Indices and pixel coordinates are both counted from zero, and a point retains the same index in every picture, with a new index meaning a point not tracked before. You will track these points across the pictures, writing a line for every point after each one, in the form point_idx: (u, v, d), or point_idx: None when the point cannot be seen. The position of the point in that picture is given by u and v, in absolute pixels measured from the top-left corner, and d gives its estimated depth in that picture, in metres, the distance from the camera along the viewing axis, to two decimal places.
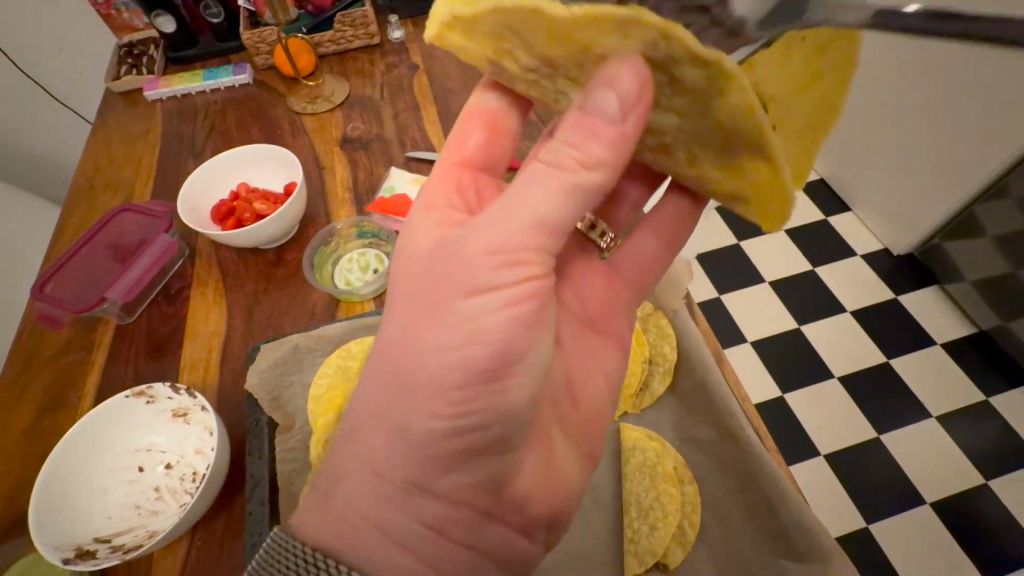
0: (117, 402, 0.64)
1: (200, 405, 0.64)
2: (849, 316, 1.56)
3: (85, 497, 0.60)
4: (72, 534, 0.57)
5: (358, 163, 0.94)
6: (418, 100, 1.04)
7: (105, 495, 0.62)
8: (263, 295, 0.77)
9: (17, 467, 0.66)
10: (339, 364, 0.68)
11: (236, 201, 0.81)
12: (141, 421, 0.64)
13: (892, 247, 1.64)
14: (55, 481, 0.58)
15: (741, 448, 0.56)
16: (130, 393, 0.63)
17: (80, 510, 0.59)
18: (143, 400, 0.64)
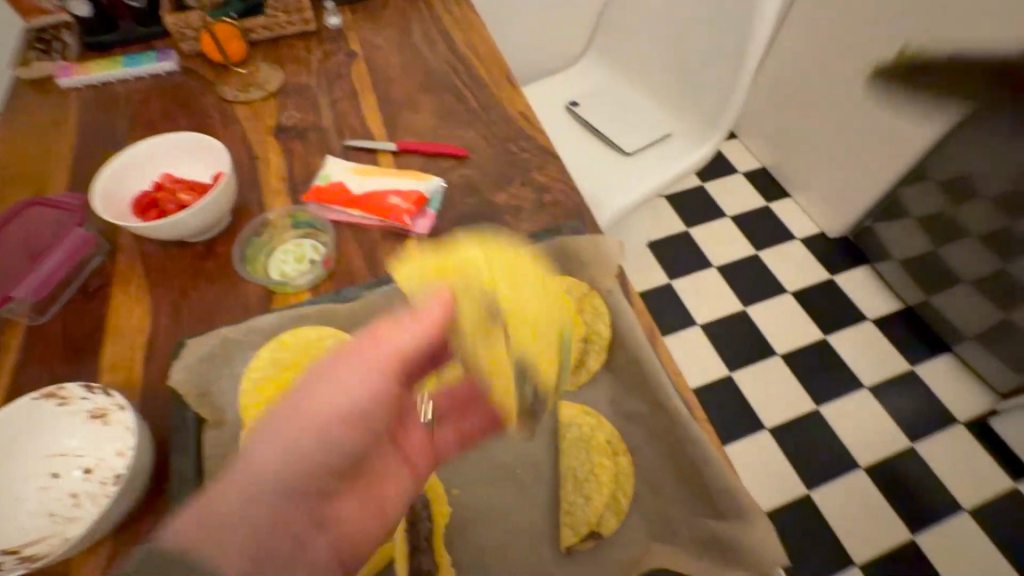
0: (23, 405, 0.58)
1: (118, 405, 0.59)
2: (790, 297, 1.64)
3: None
4: None
5: (294, 152, 0.92)
6: (357, 88, 1.03)
7: (19, 504, 0.56)
8: (194, 292, 0.75)
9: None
10: (273, 355, 0.64)
11: (159, 192, 0.76)
12: (56, 423, 0.59)
13: (826, 231, 1.74)
14: None
15: (671, 417, 0.59)
16: (38, 395, 0.58)
17: None
18: (54, 402, 0.59)
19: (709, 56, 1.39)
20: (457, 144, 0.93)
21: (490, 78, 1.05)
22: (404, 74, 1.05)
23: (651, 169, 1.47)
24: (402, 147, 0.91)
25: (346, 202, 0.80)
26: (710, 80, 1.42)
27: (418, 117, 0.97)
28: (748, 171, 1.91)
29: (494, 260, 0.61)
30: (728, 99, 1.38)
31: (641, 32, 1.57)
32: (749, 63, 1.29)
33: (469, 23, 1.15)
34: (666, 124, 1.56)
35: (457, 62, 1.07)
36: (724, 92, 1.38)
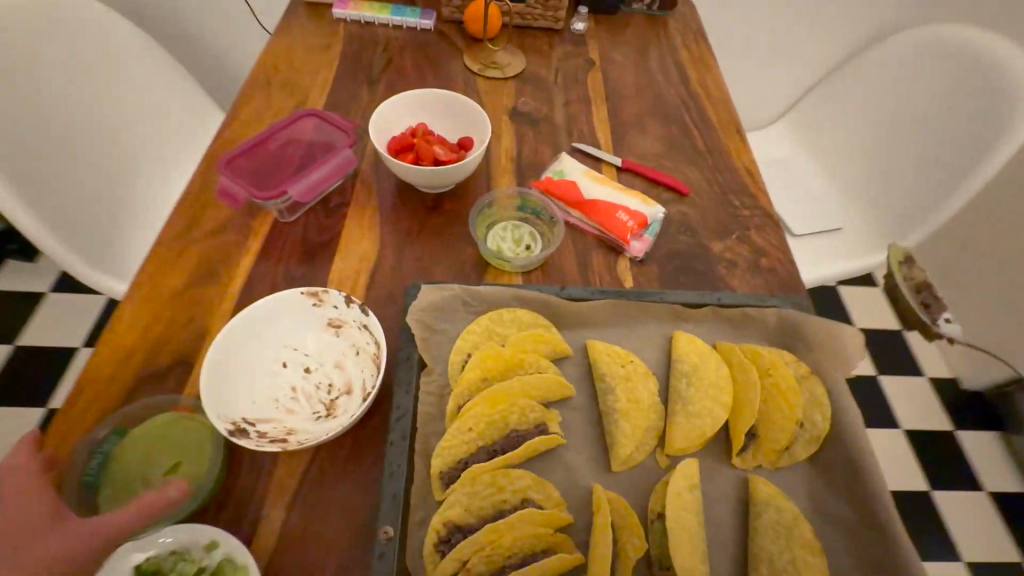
0: (289, 297, 0.65)
1: (359, 323, 0.65)
2: (902, 434, 1.51)
3: (239, 378, 0.60)
4: (221, 408, 0.56)
5: (524, 137, 0.95)
6: (589, 96, 1.04)
7: (254, 381, 0.61)
8: (416, 238, 0.78)
9: (143, 315, 0.66)
10: (488, 327, 0.65)
11: (415, 137, 0.81)
12: (303, 319, 0.65)
13: (961, 380, 1.60)
14: (225, 354, 0.59)
15: (885, 539, 0.55)
16: (306, 291, 0.64)
17: (232, 391, 0.58)
18: (312, 301, 0.65)
19: (924, 162, 1.16)
20: (679, 178, 0.92)
21: (719, 124, 1.03)
22: (635, 96, 1.06)
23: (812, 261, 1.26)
24: (628, 166, 0.91)
25: (572, 203, 0.82)
26: (912, 187, 1.17)
27: (644, 140, 0.98)
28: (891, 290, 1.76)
29: (696, 344, 0.66)
30: (924, 216, 1.12)
31: (840, 123, 1.39)
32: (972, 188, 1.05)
33: (706, 64, 1.14)
34: (838, 217, 1.31)
35: (690, 99, 1.06)
36: (929, 200, 1.12)
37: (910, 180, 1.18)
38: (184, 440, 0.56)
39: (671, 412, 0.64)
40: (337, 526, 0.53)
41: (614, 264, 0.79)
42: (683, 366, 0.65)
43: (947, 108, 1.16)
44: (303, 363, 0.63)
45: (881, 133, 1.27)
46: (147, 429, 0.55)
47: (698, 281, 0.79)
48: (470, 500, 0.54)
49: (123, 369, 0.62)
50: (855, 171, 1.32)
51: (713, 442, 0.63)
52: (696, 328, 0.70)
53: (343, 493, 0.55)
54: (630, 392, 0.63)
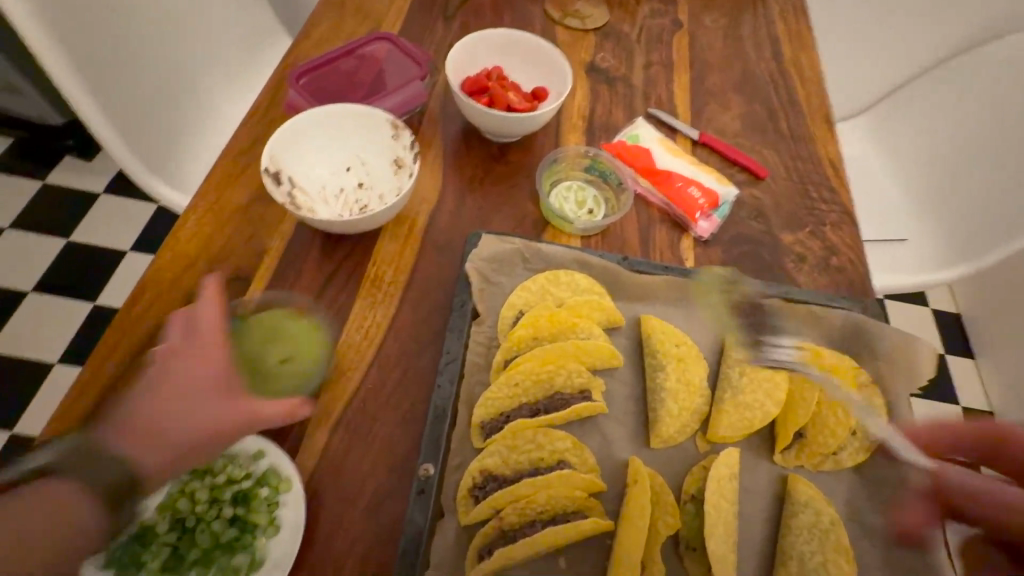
0: (377, 118, 0.69)
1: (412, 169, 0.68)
2: None
3: (311, 148, 0.69)
4: (282, 159, 0.66)
5: (599, 96, 0.90)
6: (672, 61, 0.98)
7: (321, 158, 0.69)
8: (478, 186, 0.76)
9: (207, 224, 0.67)
10: (544, 286, 0.64)
11: (490, 80, 0.78)
12: (376, 143, 0.70)
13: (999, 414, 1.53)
14: (312, 124, 0.68)
15: (924, 560, 0.53)
16: (390, 119, 0.68)
17: (302, 154, 0.68)
18: (390, 132, 0.69)
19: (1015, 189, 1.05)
20: (757, 160, 0.86)
21: (807, 108, 0.96)
22: (721, 66, 0.99)
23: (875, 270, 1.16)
24: (705, 140, 0.86)
25: (643, 171, 0.78)
26: (995, 212, 1.07)
27: (726, 115, 0.92)
28: (939, 310, 1.67)
29: None
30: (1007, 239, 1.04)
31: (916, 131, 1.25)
32: None
33: (802, 41, 1.05)
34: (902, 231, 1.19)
35: (779, 76, 0.99)
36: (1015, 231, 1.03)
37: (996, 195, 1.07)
38: (295, 335, 0.58)
39: (718, 398, 0.62)
40: (378, 458, 0.55)
41: (677, 241, 0.76)
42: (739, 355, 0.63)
43: None
44: (360, 178, 0.71)
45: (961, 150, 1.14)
46: (265, 318, 0.58)
47: (763, 271, 0.76)
48: (509, 453, 0.55)
49: (185, 274, 0.63)
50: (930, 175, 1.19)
51: (757, 436, 0.62)
52: (756, 319, 0.67)
53: (387, 427, 0.56)
54: (680, 376, 0.61)
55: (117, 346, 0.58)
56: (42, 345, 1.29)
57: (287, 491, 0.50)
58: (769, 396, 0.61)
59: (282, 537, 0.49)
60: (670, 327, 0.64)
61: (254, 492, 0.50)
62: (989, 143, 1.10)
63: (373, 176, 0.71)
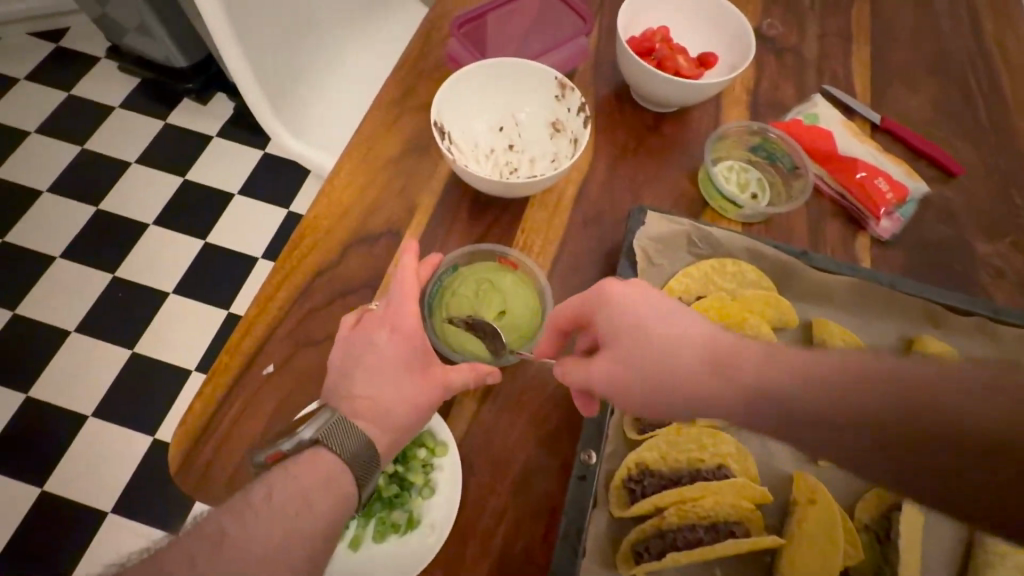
0: (545, 77, 0.65)
1: (575, 136, 0.65)
2: None
3: (472, 102, 0.66)
4: (445, 110, 0.64)
5: (766, 67, 0.81)
6: (850, 32, 0.86)
7: (479, 114, 0.67)
8: (631, 157, 0.71)
9: (359, 176, 0.65)
10: (709, 274, 0.59)
11: (659, 42, 0.71)
12: (538, 104, 0.67)
13: None
14: (478, 77, 0.65)
15: None
16: (559, 78, 0.64)
17: (462, 107, 0.66)
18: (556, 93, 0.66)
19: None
20: (948, 154, 0.75)
21: (1010, 97, 0.82)
22: (908, 41, 0.86)
23: None
24: (889, 126, 0.75)
25: (820, 156, 0.70)
26: None
27: (911, 99, 0.80)
28: None
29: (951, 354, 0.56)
30: None
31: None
32: None
33: (1010, 17, 0.90)
34: None
35: (979, 57, 0.85)
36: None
37: None
38: (510, 290, 0.59)
39: None
40: (529, 432, 0.53)
41: (851, 238, 0.67)
42: None
43: None
44: (512, 140, 0.68)
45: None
46: (479, 271, 0.60)
47: (949, 282, 0.66)
48: (669, 447, 0.51)
49: (339, 225, 0.62)
50: None
51: None
52: (948, 337, 0.59)
53: (538, 401, 0.54)
54: None
55: (277, 288, 0.58)
56: (162, 274, 1.39)
57: (442, 455, 0.50)
58: None
59: (438, 499, 0.49)
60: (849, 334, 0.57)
61: (413, 452, 0.50)
62: None
63: (528, 138, 0.68)
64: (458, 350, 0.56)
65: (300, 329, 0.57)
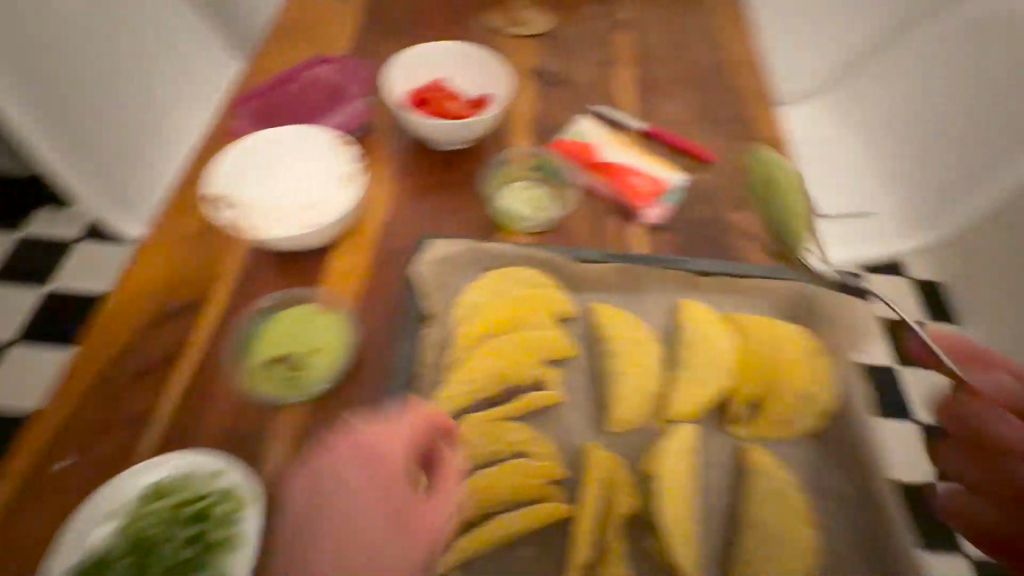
0: (319, 137, 0.74)
1: (354, 175, 0.71)
2: None
3: (260, 172, 0.72)
4: (231, 181, 0.70)
5: (544, 97, 0.92)
6: (615, 59, 1.00)
7: (270, 180, 0.72)
8: (429, 193, 0.77)
9: (161, 256, 0.68)
10: (495, 286, 0.65)
11: (433, 93, 0.81)
12: (322, 160, 0.73)
13: None
14: (259, 149, 0.72)
15: (879, 517, 0.54)
16: (331, 135, 0.73)
17: (251, 178, 0.72)
18: (333, 147, 0.73)
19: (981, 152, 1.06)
20: (701, 146, 0.88)
21: (749, 91, 0.98)
22: (663, 59, 1.01)
23: (847, 249, 1.16)
24: (650, 131, 0.88)
25: (590, 165, 0.80)
26: (955, 181, 1.09)
27: (669, 106, 0.94)
28: None
29: (704, 312, 0.66)
30: (961, 210, 1.08)
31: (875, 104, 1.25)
32: None
33: (742, 28, 1.08)
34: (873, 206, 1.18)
35: (720, 63, 1.02)
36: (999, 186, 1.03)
37: (950, 165, 1.10)
38: (315, 334, 0.61)
39: (672, 375, 0.63)
40: None
41: (626, 230, 0.77)
42: (689, 334, 0.64)
43: (996, 88, 1.05)
44: (309, 196, 0.71)
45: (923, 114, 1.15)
46: (285, 320, 0.62)
47: (713, 250, 0.77)
48: (468, 450, 0.55)
49: (141, 306, 0.64)
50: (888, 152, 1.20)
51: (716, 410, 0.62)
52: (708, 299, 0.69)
53: (346, 434, 0.57)
54: (633, 361, 0.62)
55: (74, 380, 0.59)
56: (24, 394, 1.29)
57: (248, 505, 0.51)
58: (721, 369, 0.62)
59: (241, 554, 0.49)
60: (622, 314, 0.65)
61: (212, 511, 0.50)
62: (942, 115, 1.12)
63: (323, 189, 0.71)
64: (261, 390, 0.58)
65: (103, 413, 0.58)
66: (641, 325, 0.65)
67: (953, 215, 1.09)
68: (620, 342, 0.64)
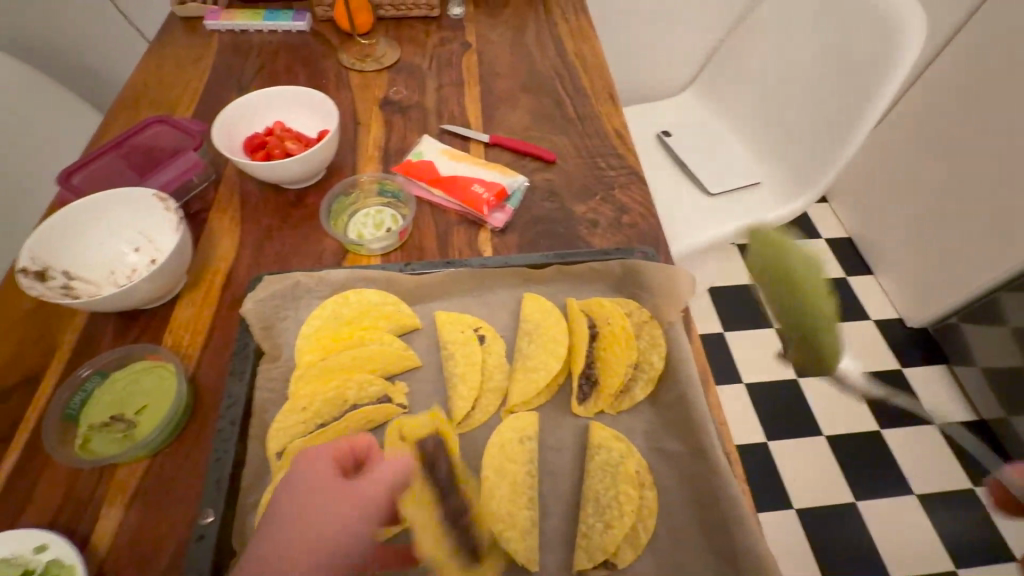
0: (141, 196, 0.71)
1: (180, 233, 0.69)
2: None
3: (88, 240, 0.70)
4: (53, 256, 0.67)
5: (394, 125, 0.96)
6: (463, 79, 1.05)
7: (104, 246, 0.71)
8: (276, 233, 0.79)
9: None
10: (334, 309, 0.66)
11: (269, 136, 0.83)
12: (150, 219, 0.71)
13: (906, 318, 1.60)
14: (76, 218, 0.69)
15: (708, 466, 0.56)
16: (153, 194, 0.70)
17: (78, 248, 0.69)
18: (157, 206, 0.71)
19: (825, 108, 1.11)
20: (545, 147, 0.93)
21: (591, 89, 1.04)
22: (510, 73, 1.07)
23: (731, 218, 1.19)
24: (495, 141, 0.92)
25: (432, 181, 0.83)
26: (816, 140, 1.13)
27: (516, 115, 0.99)
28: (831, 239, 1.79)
29: (540, 302, 0.68)
30: (829, 161, 1.08)
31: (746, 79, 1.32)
32: (859, 128, 1.03)
33: (583, 33, 1.15)
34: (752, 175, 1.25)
35: (563, 68, 1.08)
36: (837, 138, 1.07)
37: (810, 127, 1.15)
38: (147, 391, 0.60)
39: (514, 369, 0.66)
40: (174, 516, 0.55)
41: (475, 237, 0.80)
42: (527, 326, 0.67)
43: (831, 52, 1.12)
44: (148, 256, 0.71)
45: (782, 82, 1.22)
46: (118, 381, 0.61)
47: (560, 244, 0.81)
48: None
49: None
50: (759, 128, 1.28)
51: (560, 394, 0.65)
52: (547, 289, 0.71)
53: (185, 482, 0.57)
54: (473, 361, 0.64)
55: None
56: None
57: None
58: (556, 353, 0.64)
59: None
60: (461, 316, 0.67)
61: None
62: (795, 84, 1.19)
63: (160, 247, 0.71)
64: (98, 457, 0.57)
65: None
66: (482, 325, 0.67)
67: (823, 168, 1.10)
68: (461, 345, 0.65)
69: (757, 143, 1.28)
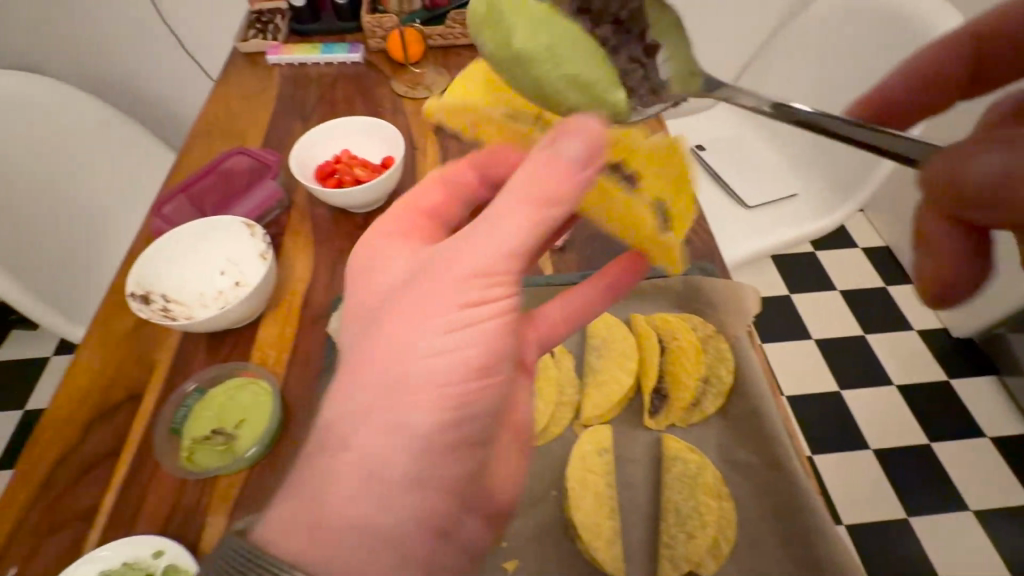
0: (232, 224, 0.77)
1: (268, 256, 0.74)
2: (895, 390, 1.50)
3: (181, 266, 0.76)
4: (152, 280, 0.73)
5: (449, 149, 1.00)
6: None
7: (194, 271, 0.76)
8: (347, 254, 0.83)
9: (97, 358, 0.72)
10: None
11: (338, 164, 0.88)
12: (239, 245, 0.77)
13: (951, 329, 1.57)
14: (174, 245, 0.75)
15: (785, 477, 0.57)
16: (242, 220, 0.76)
17: (173, 272, 0.75)
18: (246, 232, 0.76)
19: None
20: None
21: None
22: None
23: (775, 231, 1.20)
24: None
25: None
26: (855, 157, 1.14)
27: None
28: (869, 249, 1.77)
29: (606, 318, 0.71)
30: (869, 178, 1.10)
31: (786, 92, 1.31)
32: None
33: None
34: (790, 188, 1.26)
35: None
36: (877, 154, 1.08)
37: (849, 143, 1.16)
38: (245, 405, 0.65)
39: (585, 383, 0.68)
40: None
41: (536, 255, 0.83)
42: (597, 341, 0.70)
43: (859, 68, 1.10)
44: (232, 279, 0.76)
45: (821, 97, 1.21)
46: (218, 395, 0.66)
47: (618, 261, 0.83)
48: None
49: (77, 409, 0.67)
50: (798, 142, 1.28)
51: (629, 408, 0.67)
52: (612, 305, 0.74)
53: None
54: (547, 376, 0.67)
55: (19, 492, 0.62)
56: None
57: None
58: (626, 367, 0.66)
59: None
60: None
61: None
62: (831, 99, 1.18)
63: (244, 271, 0.76)
64: (201, 468, 0.61)
65: (45, 519, 0.60)
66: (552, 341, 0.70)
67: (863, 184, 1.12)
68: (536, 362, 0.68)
69: (796, 157, 1.29)
